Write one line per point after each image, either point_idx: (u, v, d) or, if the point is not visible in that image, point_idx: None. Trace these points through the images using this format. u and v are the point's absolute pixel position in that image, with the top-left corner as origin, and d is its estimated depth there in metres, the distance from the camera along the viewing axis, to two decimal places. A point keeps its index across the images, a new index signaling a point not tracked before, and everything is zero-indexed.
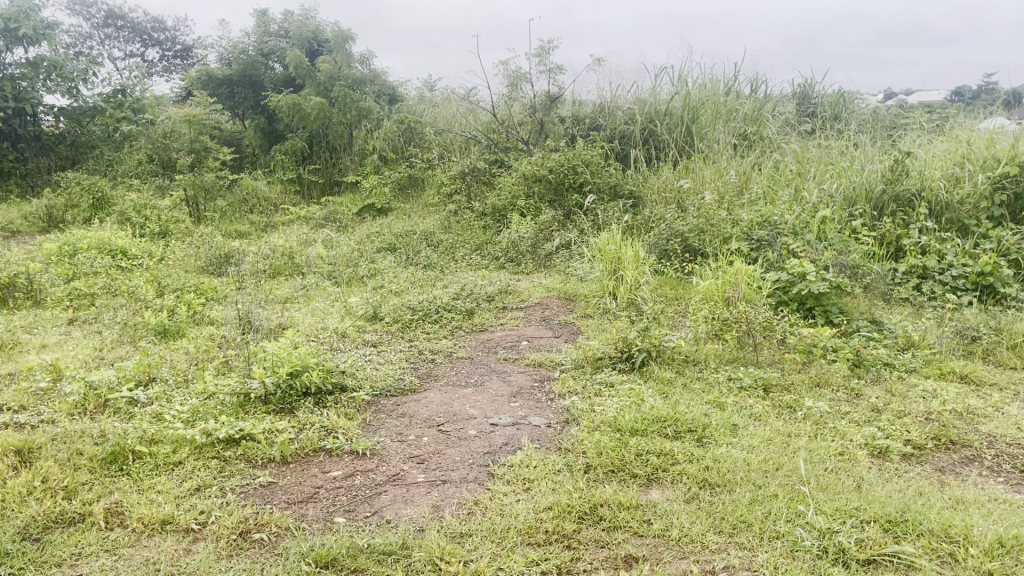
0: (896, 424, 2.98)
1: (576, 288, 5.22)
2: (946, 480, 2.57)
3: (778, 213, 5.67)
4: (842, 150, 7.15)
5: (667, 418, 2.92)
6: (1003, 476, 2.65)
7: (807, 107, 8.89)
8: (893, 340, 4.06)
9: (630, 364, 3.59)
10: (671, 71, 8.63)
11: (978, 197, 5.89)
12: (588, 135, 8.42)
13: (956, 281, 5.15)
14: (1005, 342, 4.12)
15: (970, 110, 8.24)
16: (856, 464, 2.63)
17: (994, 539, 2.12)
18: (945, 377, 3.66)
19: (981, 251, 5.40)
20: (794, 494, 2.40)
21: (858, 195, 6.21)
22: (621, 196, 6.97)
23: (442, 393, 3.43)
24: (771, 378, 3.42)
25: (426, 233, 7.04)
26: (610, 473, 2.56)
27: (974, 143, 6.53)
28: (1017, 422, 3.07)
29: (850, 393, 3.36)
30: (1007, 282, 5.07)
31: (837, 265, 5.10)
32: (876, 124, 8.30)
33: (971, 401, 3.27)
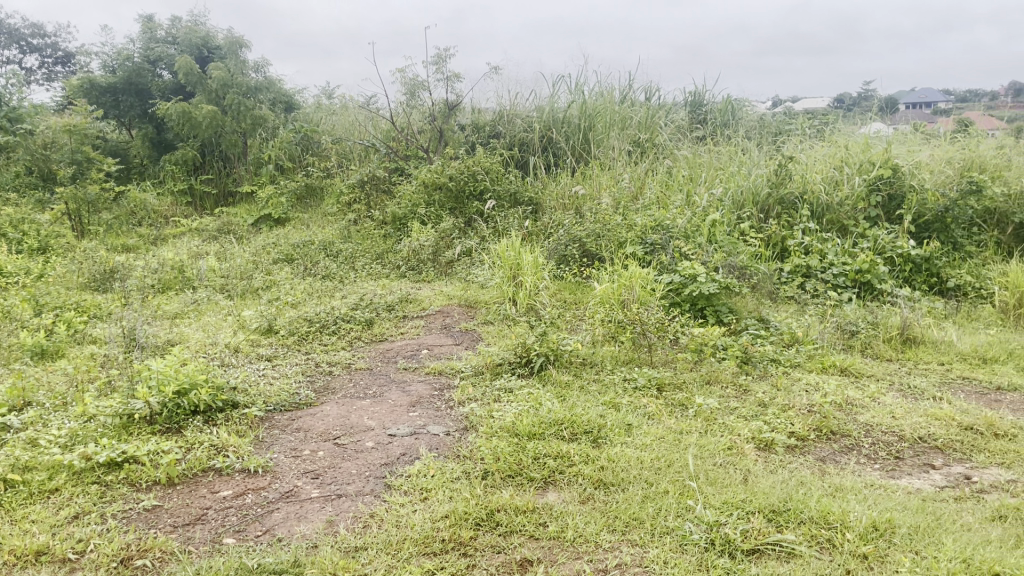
0: (781, 417, 3.11)
1: (476, 295, 5.25)
2: (826, 469, 2.70)
3: (671, 217, 5.84)
4: (731, 154, 7.43)
5: (563, 421, 2.96)
6: (878, 463, 2.81)
7: (698, 114, 9.19)
8: (779, 337, 4.24)
9: (529, 368, 3.63)
10: (568, 79, 8.76)
11: (855, 200, 6.24)
12: (488, 142, 8.46)
13: (837, 279, 5.41)
14: (881, 335, 4.37)
15: (848, 117, 8.70)
16: (744, 458, 2.73)
17: (868, 524, 2.24)
18: (826, 370, 3.85)
19: (859, 249, 5.71)
20: (684, 490, 2.47)
21: (747, 199, 6.44)
22: (521, 203, 7.06)
23: (339, 406, 3.38)
24: (664, 377, 3.52)
25: (325, 242, 6.93)
26: (508, 477, 2.58)
27: (851, 148, 6.90)
28: (891, 410, 3.26)
29: (739, 389, 3.50)
30: (883, 279, 5.37)
31: (727, 266, 5.23)
32: (763, 130, 8.66)
33: (850, 392, 3.45)
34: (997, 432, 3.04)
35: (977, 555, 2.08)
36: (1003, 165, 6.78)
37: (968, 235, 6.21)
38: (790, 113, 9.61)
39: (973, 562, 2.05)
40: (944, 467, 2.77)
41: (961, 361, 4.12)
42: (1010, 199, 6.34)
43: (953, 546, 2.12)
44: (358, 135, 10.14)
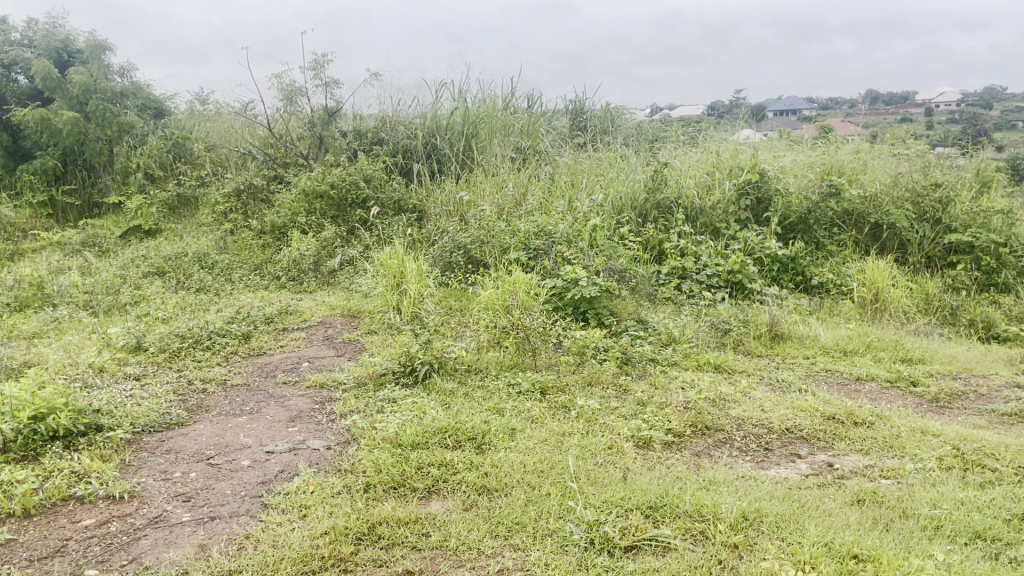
0: (658, 415, 3.21)
1: (359, 305, 5.17)
2: (701, 462, 2.81)
3: (553, 222, 5.93)
4: (610, 160, 7.62)
5: (447, 429, 2.96)
6: (750, 455, 2.94)
7: (579, 121, 9.39)
8: (657, 337, 4.37)
9: (413, 377, 3.60)
10: (451, 87, 8.77)
11: (727, 203, 6.53)
12: (371, 149, 8.35)
13: (711, 279, 5.64)
14: (752, 333, 4.57)
15: (720, 124, 9.08)
16: (623, 456, 2.80)
17: (738, 514, 2.34)
18: (701, 368, 4.00)
19: (730, 251, 5.97)
20: (565, 491, 2.51)
21: (625, 204, 6.61)
22: (404, 210, 7.02)
23: (213, 424, 3.25)
24: (547, 381, 3.57)
25: (199, 253, 6.66)
26: (390, 489, 2.55)
27: (722, 154, 7.23)
28: (761, 403, 3.41)
29: (619, 389, 3.58)
30: (753, 279, 5.64)
31: (607, 270, 5.41)
32: (640, 137, 8.94)
33: (723, 388, 3.60)
34: (856, 420, 3.24)
35: (837, 538, 2.21)
36: (859, 169, 7.24)
37: (830, 235, 6.60)
38: (666, 120, 9.96)
39: (833, 545, 2.17)
40: (808, 456, 2.93)
41: (824, 355, 4.37)
42: (865, 200, 6.77)
43: (816, 531, 2.25)
44: (234, 142, 9.83)
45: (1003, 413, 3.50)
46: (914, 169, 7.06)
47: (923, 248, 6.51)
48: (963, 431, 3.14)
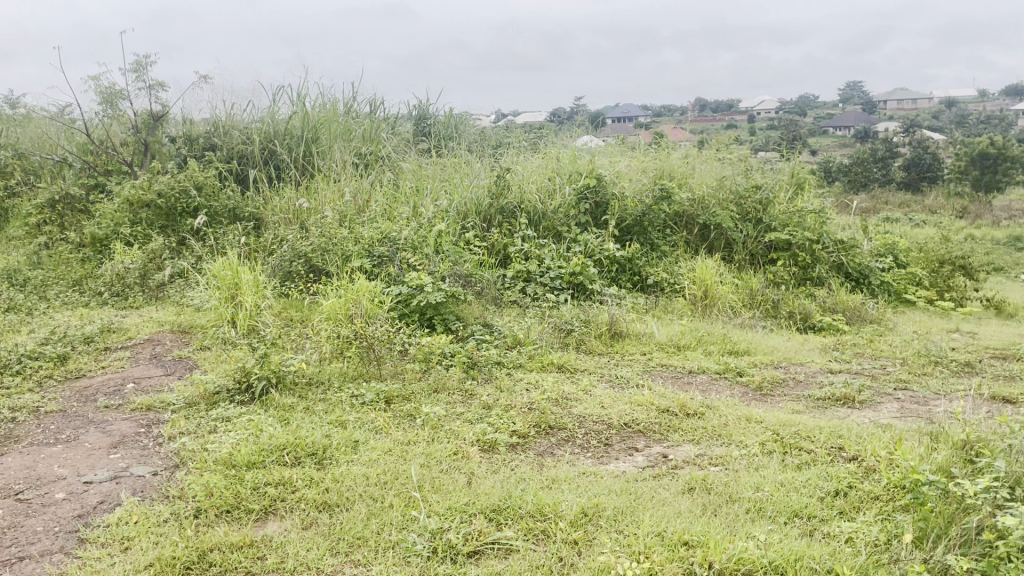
0: (503, 418, 3.25)
1: (191, 319, 4.91)
2: (544, 462, 2.86)
3: (396, 229, 5.87)
4: (454, 165, 7.65)
5: (285, 445, 2.86)
6: (591, 451, 3.02)
7: (422, 126, 9.36)
8: (502, 340, 4.43)
9: (250, 394, 3.46)
10: (289, 91, 8.51)
11: (567, 207, 6.72)
12: (203, 155, 7.95)
13: (554, 281, 5.78)
14: (593, 332, 4.72)
15: (560, 129, 9.32)
16: (468, 461, 2.80)
17: (578, 511, 2.41)
18: (545, 369, 4.08)
19: (571, 254, 6.15)
20: (408, 501, 2.49)
21: (469, 209, 6.65)
22: (241, 219, 6.75)
23: (22, 456, 2.98)
24: (392, 390, 3.53)
25: (7, 270, 6.11)
26: (223, 513, 2.44)
27: (562, 159, 7.43)
28: (601, 401, 3.52)
29: (465, 394, 3.59)
30: (593, 279, 5.83)
31: (452, 275, 5.42)
32: (483, 143, 9.03)
33: (565, 387, 3.69)
34: (689, 411, 3.41)
35: (670, 527, 2.32)
36: (688, 173, 7.64)
37: (664, 236, 6.91)
38: (509, 126, 10.12)
39: (667, 534, 2.28)
40: (645, 449, 3.05)
41: (660, 351, 4.57)
42: (695, 202, 7.16)
43: (650, 521, 2.35)
44: (48, 149, 9.10)
45: (817, 397, 3.79)
46: (736, 172, 7.54)
47: (747, 247, 6.94)
48: (783, 416, 3.37)
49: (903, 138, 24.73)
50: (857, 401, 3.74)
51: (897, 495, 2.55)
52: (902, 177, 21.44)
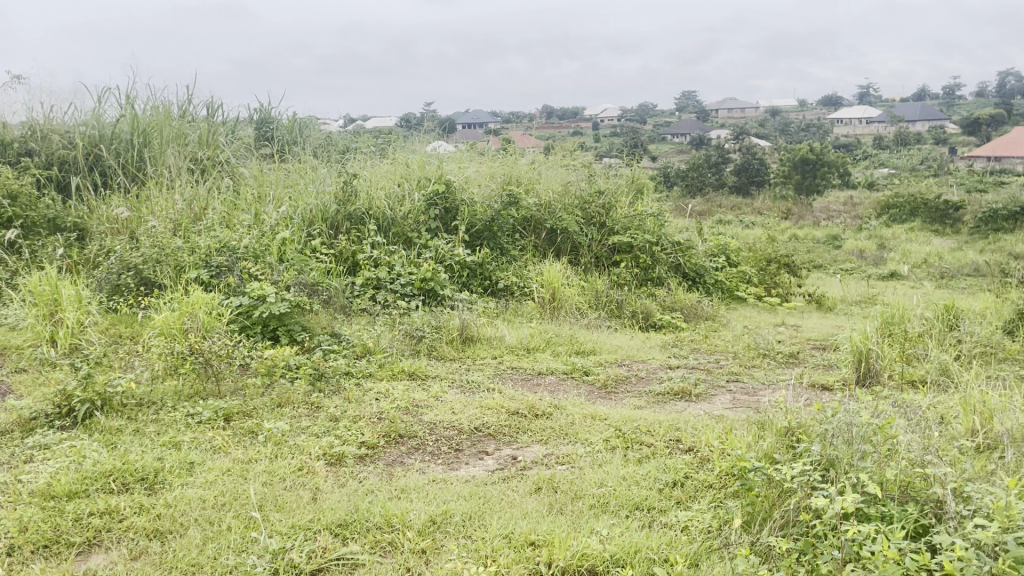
0: (351, 429, 3.18)
1: (4, 340, 4.50)
2: (393, 471, 2.83)
3: (237, 237, 5.64)
4: (298, 171, 7.43)
5: (112, 472, 2.68)
6: (441, 458, 3.01)
7: (264, 131, 9.05)
8: (350, 350, 4.34)
9: (72, 419, 3.22)
10: (116, 93, 7.98)
11: (416, 213, 6.69)
12: (18, 160, 7.30)
13: (405, 288, 5.73)
14: (444, 338, 4.71)
15: (408, 134, 9.26)
16: (313, 476, 2.73)
17: (426, 520, 2.40)
18: (395, 376, 4.04)
19: (421, 260, 6.13)
20: (248, 522, 2.39)
21: (315, 216, 6.47)
22: (62, 229, 6.27)
23: None
24: (232, 407, 3.38)
25: None
26: (41, 549, 2.24)
27: (410, 164, 7.38)
28: (451, 406, 3.52)
29: (311, 407, 3.49)
30: (444, 285, 5.84)
31: (297, 284, 5.26)
32: (329, 148, 8.84)
33: (415, 394, 3.66)
34: (537, 412, 3.47)
35: (517, 529, 2.35)
36: (535, 179, 7.74)
37: (513, 240, 7.01)
38: (356, 131, 9.96)
39: (513, 536, 2.31)
40: (495, 452, 3.08)
41: (510, 353, 4.63)
42: (542, 207, 7.31)
43: (497, 525, 2.37)
44: None
45: (657, 392, 3.96)
46: (580, 178, 7.77)
47: (592, 249, 7.16)
48: (626, 412, 3.49)
49: (734, 145, 26.38)
50: (693, 394, 3.95)
51: (729, 482, 2.70)
52: (733, 181, 22.84)
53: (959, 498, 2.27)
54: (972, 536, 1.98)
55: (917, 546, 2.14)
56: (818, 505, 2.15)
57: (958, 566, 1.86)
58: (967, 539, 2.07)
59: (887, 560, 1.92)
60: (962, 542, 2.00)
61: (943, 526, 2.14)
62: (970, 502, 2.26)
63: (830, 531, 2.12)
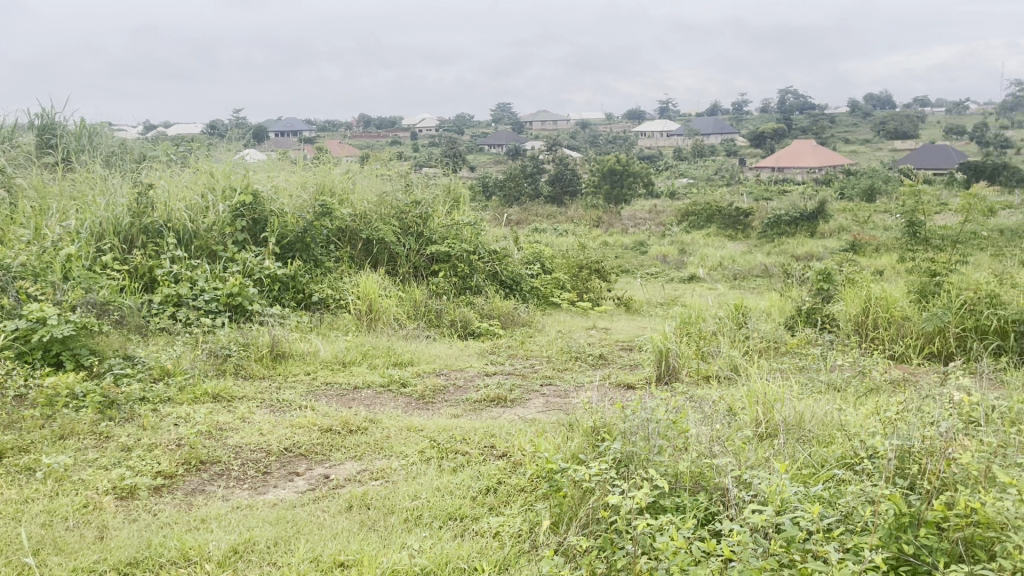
0: (146, 459, 2.96)
1: None
2: (193, 501, 2.66)
3: (12, 254, 5.12)
4: (87, 181, 6.87)
5: None
6: (247, 482, 2.87)
7: (48, 138, 8.30)
8: (147, 373, 4.06)
9: None
10: None
11: (221, 225, 6.37)
12: None
13: (209, 304, 5.44)
14: (252, 356, 4.50)
15: (213, 142, 8.82)
16: (101, 513, 2.51)
17: (226, 550, 2.27)
18: (198, 400, 3.81)
19: (228, 274, 5.85)
20: (21, 570, 2.16)
21: (106, 230, 6.01)
22: None
23: None
24: (4, 443, 3.05)
25: None
26: None
27: (214, 173, 7.02)
28: (259, 427, 3.36)
29: (99, 437, 3.22)
30: (252, 300, 5.59)
31: (85, 303, 4.86)
32: (124, 157, 8.25)
33: (219, 417, 3.47)
34: (351, 428, 3.38)
35: (326, 550, 2.28)
36: (349, 189, 7.60)
37: (327, 252, 6.83)
38: (155, 139, 9.36)
39: (321, 558, 2.24)
40: (306, 472, 2.97)
41: (324, 369, 4.51)
42: (357, 218, 7.18)
43: (305, 548, 2.29)
44: None
45: (473, 400, 3.99)
46: (396, 189, 7.72)
47: (409, 260, 7.11)
48: (442, 422, 3.49)
49: (549, 156, 27.32)
50: (509, 400, 4.01)
51: (539, 484, 2.76)
52: (548, 191, 23.60)
53: (741, 484, 2.45)
54: (748, 520, 2.13)
55: (704, 532, 2.28)
56: (614, 502, 2.23)
57: (737, 549, 2.01)
58: (746, 523, 2.23)
59: (675, 549, 2.05)
60: (740, 527, 2.15)
61: (726, 513, 2.29)
62: (750, 487, 2.44)
63: (625, 526, 2.21)
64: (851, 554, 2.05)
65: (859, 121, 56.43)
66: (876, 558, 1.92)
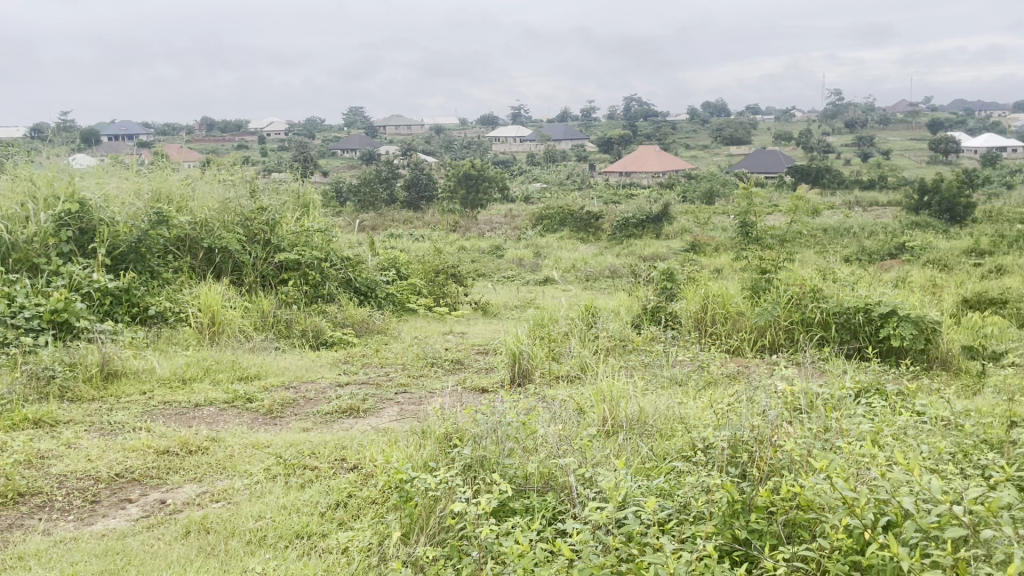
0: None
1: None
2: (10, 537, 2.44)
3: None
4: None
5: None
6: (73, 513, 2.66)
7: None
8: None
9: None
10: None
11: (44, 236, 5.91)
12: None
13: (31, 322, 5.02)
14: (80, 376, 4.19)
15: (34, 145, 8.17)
16: None
17: None
18: (16, 427, 3.50)
19: (52, 288, 5.43)
20: None
21: None
22: None
23: None
24: None
25: None
26: None
27: (34, 180, 6.50)
28: (86, 453, 3.13)
29: None
30: (81, 316, 5.21)
31: None
32: None
33: (40, 444, 3.20)
34: (190, 448, 3.21)
35: None
36: (189, 196, 7.23)
37: (165, 262, 6.48)
38: None
39: None
40: (139, 498, 2.78)
41: (162, 387, 4.26)
42: (197, 226, 6.84)
43: None
44: None
45: (325, 412, 3.88)
46: (240, 194, 7.42)
47: (257, 268, 6.84)
48: (290, 437, 3.37)
49: (404, 161, 27.20)
50: (361, 410, 3.93)
51: (389, 495, 2.73)
52: (404, 197, 23.46)
53: (585, 482, 2.52)
54: (590, 519, 2.20)
55: (550, 533, 2.32)
56: (460, 510, 2.25)
57: (576, 547, 2.07)
58: (590, 521, 2.29)
59: (519, 552, 2.08)
60: (583, 525, 2.20)
61: (570, 512, 2.36)
62: (593, 484, 2.51)
63: (472, 533, 2.22)
64: (685, 544, 2.17)
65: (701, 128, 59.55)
66: (708, 548, 2.02)
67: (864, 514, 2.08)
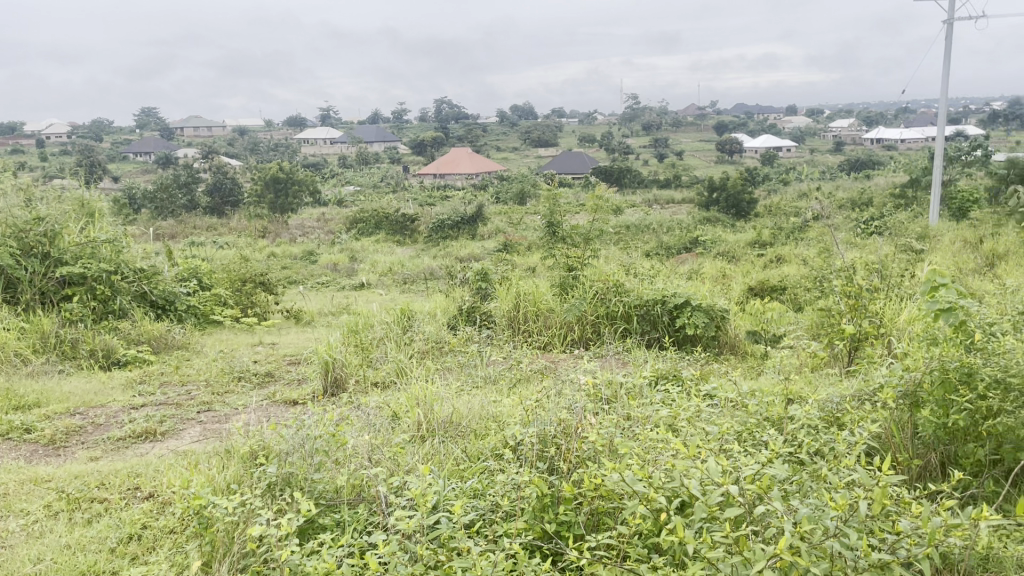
0: None
1: None
2: None
3: None
4: None
5: None
6: None
7: None
8: None
9: None
10: None
11: None
12: None
13: None
14: None
15: None
16: None
17: None
18: None
19: None
20: None
21: None
22: None
23: None
24: None
25: None
26: None
27: None
28: None
29: None
30: None
31: None
32: None
33: None
34: None
35: None
36: None
37: None
38: None
39: None
40: None
41: None
42: None
43: None
44: None
45: (117, 438, 3.59)
46: (11, 203, 6.72)
47: (35, 285, 6.23)
48: (75, 468, 3.10)
49: (205, 164, 25.84)
50: (159, 433, 3.68)
51: (189, 523, 2.58)
52: (207, 202, 22.27)
53: (394, 491, 2.51)
54: (398, 528, 2.19)
55: (359, 547, 2.28)
56: (261, 534, 2.17)
57: (381, 558, 2.06)
58: (400, 531, 2.27)
59: (325, 570, 2.04)
60: (391, 536, 2.18)
61: (381, 522, 2.34)
62: (402, 492, 2.50)
63: (276, 556, 2.15)
64: (493, 544, 2.21)
65: (511, 130, 61.04)
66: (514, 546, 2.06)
67: (656, 499, 2.21)
